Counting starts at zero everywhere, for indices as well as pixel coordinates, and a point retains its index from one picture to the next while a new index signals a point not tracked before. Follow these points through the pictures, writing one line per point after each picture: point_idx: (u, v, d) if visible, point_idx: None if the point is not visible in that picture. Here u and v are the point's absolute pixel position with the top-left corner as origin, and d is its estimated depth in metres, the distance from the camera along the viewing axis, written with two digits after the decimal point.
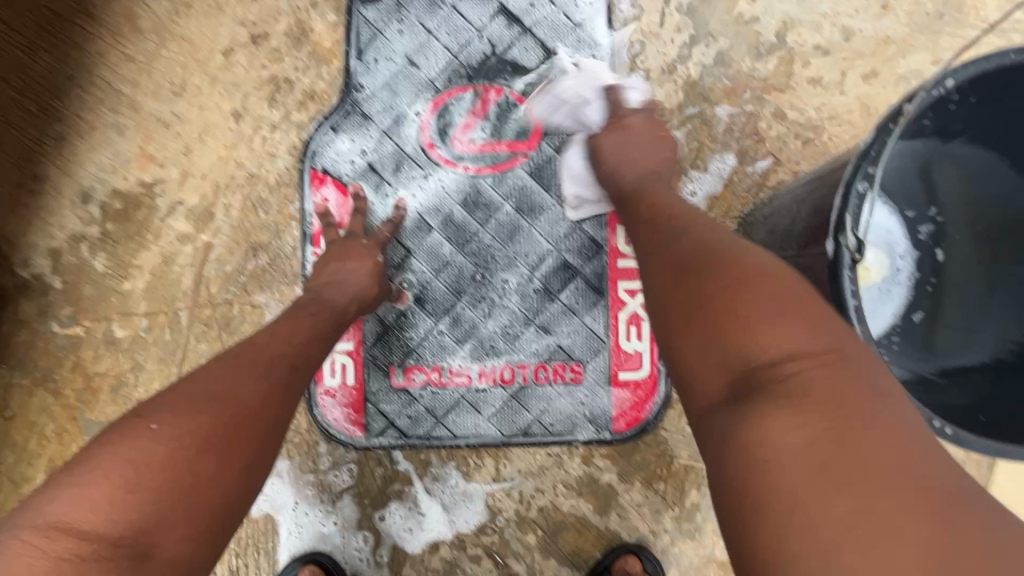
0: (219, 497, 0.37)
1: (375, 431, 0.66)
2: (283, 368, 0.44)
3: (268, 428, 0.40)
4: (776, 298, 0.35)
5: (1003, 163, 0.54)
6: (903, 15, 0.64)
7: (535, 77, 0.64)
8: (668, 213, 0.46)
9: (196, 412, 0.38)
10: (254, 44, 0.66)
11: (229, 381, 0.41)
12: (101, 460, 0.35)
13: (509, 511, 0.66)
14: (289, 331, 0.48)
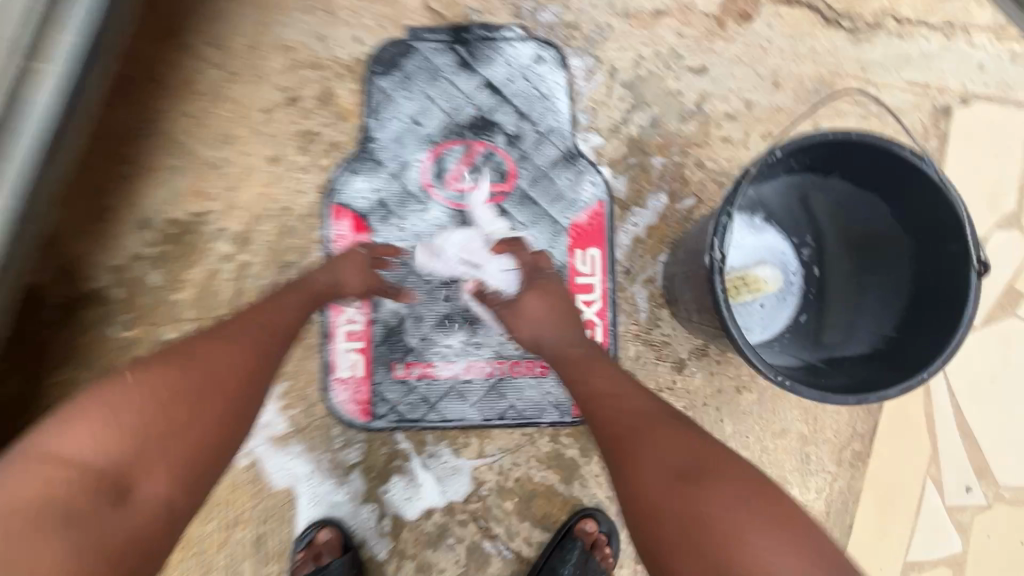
0: (200, 450, 0.48)
1: (380, 416, 0.80)
2: (260, 350, 0.56)
3: (247, 395, 0.52)
4: (745, 514, 0.44)
5: (860, 196, 0.72)
6: (790, 91, 0.84)
7: (512, 134, 0.83)
8: (626, 416, 0.56)
9: (168, 376, 0.49)
10: (290, 105, 0.83)
11: (216, 358, 0.52)
12: (98, 408, 0.45)
13: (490, 482, 0.80)
14: (259, 318, 0.60)
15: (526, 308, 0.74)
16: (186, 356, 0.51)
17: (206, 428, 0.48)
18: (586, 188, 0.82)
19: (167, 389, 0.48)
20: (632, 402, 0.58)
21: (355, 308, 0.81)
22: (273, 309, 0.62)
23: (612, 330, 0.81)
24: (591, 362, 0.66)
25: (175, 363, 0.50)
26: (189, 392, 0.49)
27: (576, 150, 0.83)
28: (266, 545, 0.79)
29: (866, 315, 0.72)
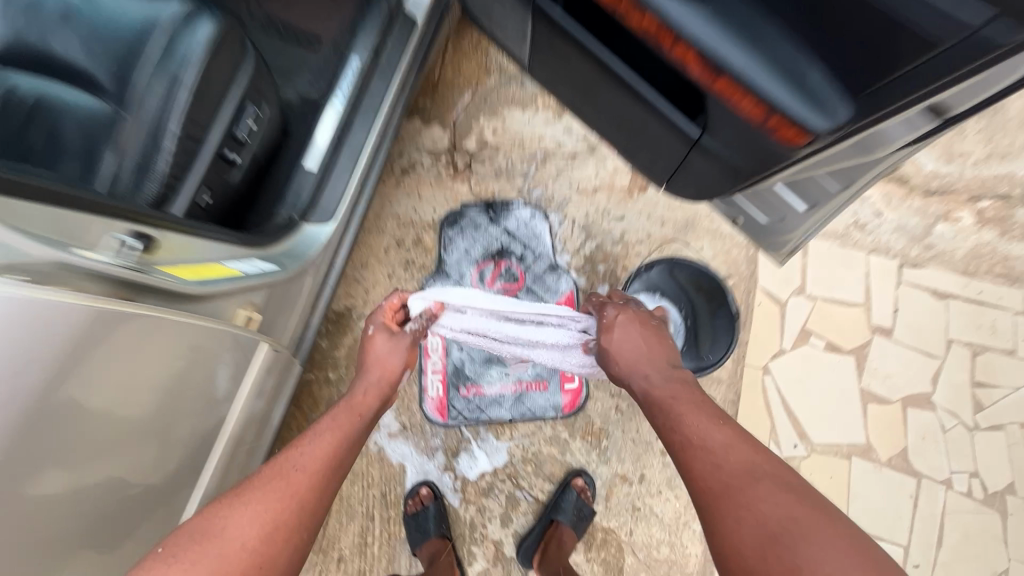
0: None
1: (453, 416, 1.39)
2: (292, 490, 0.76)
3: (271, 548, 0.71)
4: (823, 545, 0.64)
5: (691, 268, 1.37)
6: (672, 225, 1.52)
7: (520, 256, 1.50)
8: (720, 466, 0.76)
9: (195, 543, 0.68)
10: (398, 245, 1.51)
11: (246, 517, 0.71)
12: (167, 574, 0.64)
13: (518, 454, 1.38)
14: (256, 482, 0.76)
15: (624, 338, 0.98)
16: (221, 526, 0.70)
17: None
18: (563, 283, 1.49)
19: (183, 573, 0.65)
20: (727, 464, 0.76)
21: (436, 356, 1.40)
22: (293, 457, 0.80)
23: None
24: (677, 413, 0.86)
25: (199, 534, 0.69)
26: (213, 565, 0.66)
27: (556, 263, 1.50)
28: (389, 497, 1.35)
29: (721, 330, 1.32)
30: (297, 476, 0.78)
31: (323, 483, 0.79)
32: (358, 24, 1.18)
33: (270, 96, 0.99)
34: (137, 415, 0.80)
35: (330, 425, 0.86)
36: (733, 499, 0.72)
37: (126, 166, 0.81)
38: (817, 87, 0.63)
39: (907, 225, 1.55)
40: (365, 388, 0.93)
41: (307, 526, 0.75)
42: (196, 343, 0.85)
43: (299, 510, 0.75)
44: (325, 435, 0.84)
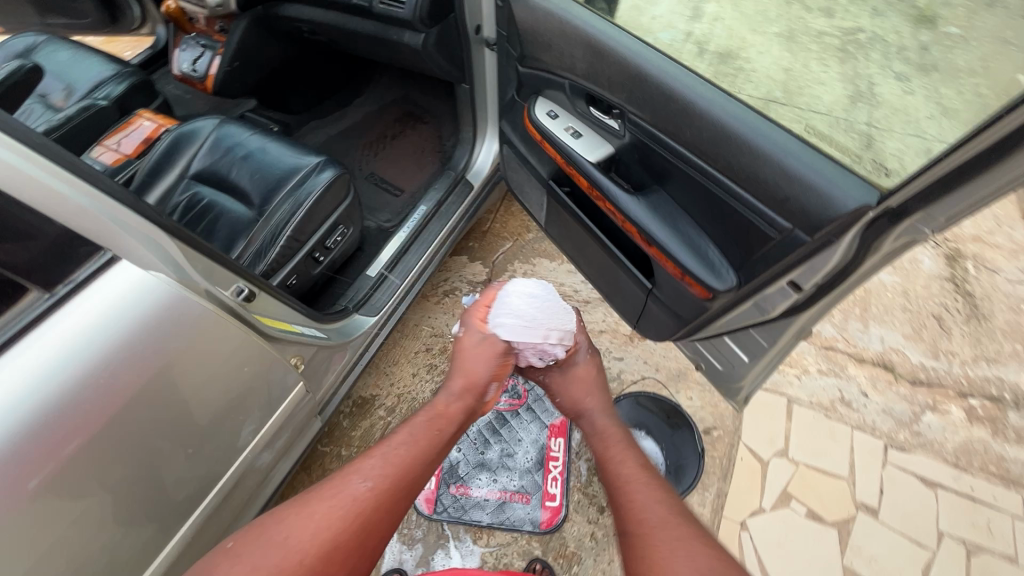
0: None
1: (438, 511, 1.51)
2: (351, 512, 0.73)
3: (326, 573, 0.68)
4: None
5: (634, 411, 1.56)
6: (665, 373, 1.69)
7: (527, 375, 1.72)
8: (645, 511, 0.79)
9: (260, 552, 0.69)
10: (426, 350, 1.78)
11: (309, 522, 0.71)
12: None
13: (490, 562, 1.45)
14: (332, 488, 0.75)
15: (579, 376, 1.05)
16: (286, 533, 0.71)
17: None
18: None
19: (250, 571, 0.67)
20: (654, 507, 0.79)
21: None
22: (361, 466, 0.78)
23: (567, 481, 1.54)
24: (623, 449, 0.91)
25: (267, 536, 0.71)
26: (274, 574, 0.67)
27: None
28: None
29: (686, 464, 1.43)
30: (363, 495, 0.75)
31: (389, 507, 0.75)
32: (432, 183, 1.63)
33: (356, 222, 1.38)
34: (200, 420, 0.89)
35: (404, 441, 0.83)
36: (666, 535, 0.75)
37: (249, 250, 1.17)
38: (715, 260, 0.90)
39: (895, 409, 1.64)
40: (449, 399, 0.93)
41: (362, 553, 0.72)
42: (256, 386, 0.98)
43: (358, 531, 0.72)
44: (399, 454, 0.81)
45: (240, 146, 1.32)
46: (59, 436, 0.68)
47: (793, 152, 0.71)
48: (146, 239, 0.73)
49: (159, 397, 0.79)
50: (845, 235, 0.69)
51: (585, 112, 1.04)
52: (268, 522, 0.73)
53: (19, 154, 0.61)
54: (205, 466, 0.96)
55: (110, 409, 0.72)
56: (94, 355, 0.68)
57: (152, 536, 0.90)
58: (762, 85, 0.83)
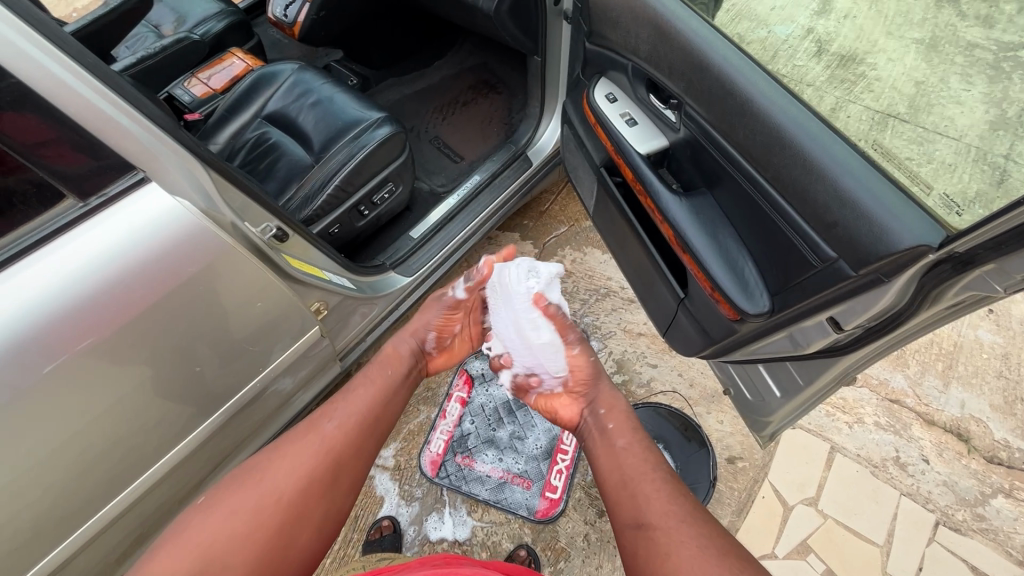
0: (282, 523, 0.80)
1: (440, 475, 1.54)
2: (323, 445, 0.90)
3: (306, 497, 0.84)
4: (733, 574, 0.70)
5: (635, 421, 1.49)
6: (698, 391, 1.60)
7: None
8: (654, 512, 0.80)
9: (238, 497, 0.82)
10: None
11: (284, 461, 0.87)
12: (213, 517, 0.79)
13: (479, 536, 1.47)
14: (313, 426, 0.93)
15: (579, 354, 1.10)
16: (264, 471, 0.86)
17: (277, 522, 0.80)
18: None
19: (232, 507, 0.80)
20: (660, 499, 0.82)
21: (450, 420, 1.62)
22: (327, 413, 0.96)
23: (571, 477, 1.51)
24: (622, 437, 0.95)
25: (244, 481, 0.85)
26: (254, 508, 0.80)
27: None
28: (359, 521, 1.50)
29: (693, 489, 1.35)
30: (332, 433, 0.92)
31: (356, 443, 0.92)
32: (492, 155, 1.62)
33: (407, 181, 1.40)
34: (237, 334, 0.99)
35: (363, 382, 1.03)
36: (682, 532, 0.76)
37: (299, 194, 1.22)
38: (750, 279, 0.81)
39: (959, 484, 1.44)
40: (399, 344, 1.12)
41: (339, 488, 0.87)
42: (279, 319, 1.04)
43: (332, 463, 0.88)
44: (358, 402, 0.98)
45: (310, 93, 1.36)
46: (78, 333, 0.75)
47: (854, 173, 0.61)
48: (183, 168, 0.78)
49: (174, 314, 0.85)
50: (898, 276, 0.59)
51: (644, 99, 0.97)
52: (250, 468, 0.88)
53: (73, 73, 0.65)
54: (236, 377, 1.06)
55: (126, 317, 0.79)
56: (116, 265, 0.74)
57: (182, 428, 1.03)
58: (885, 96, 0.78)
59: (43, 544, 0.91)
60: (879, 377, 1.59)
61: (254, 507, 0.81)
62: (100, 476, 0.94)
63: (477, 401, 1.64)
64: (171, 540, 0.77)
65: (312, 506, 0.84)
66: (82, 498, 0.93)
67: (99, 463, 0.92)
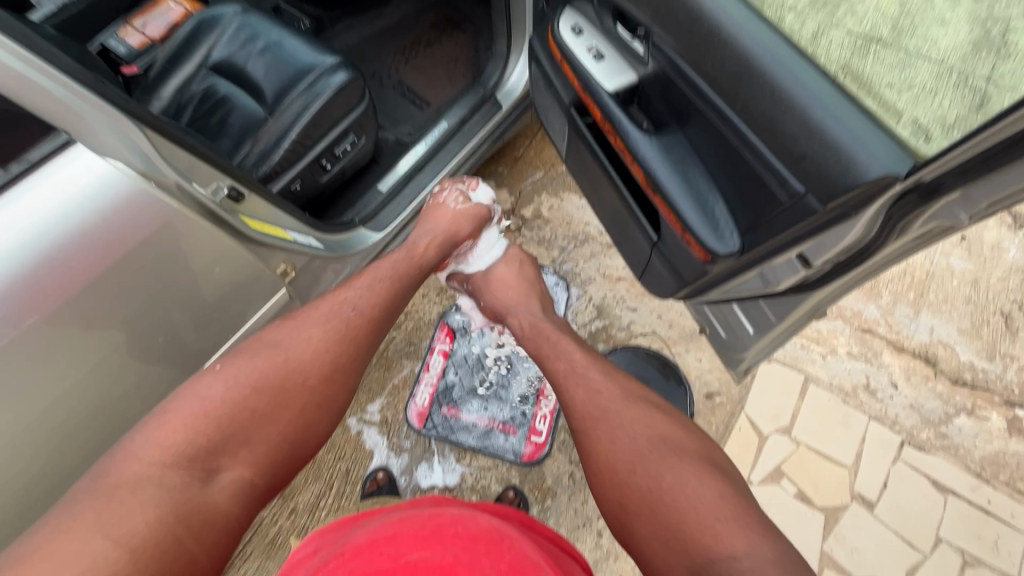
0: (299, 404, 0.87)
1: (428, 427, 1.57)
2: (342, 331, 0.95)
3: (324, 384, 0.90)
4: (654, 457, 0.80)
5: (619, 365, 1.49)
6: (677, 332, 1.62)
7: None
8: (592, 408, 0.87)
9: (259, 371, 0.87)
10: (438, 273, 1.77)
11: (309, 343, 0.92)
12: (225, 386, 0.83)
13: (468, 481, 1.52)
14: (336, 308, 0.98)
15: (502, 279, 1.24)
16: (285, 346, 0.91)
17: (294, 402, 0.87)
18: None
19: (252, 376, 0.86)
20: (601, 394, 0.88)
21: (434, 372, 1.63)
22: (344, 299, 1.00)
23: (556, 421, 1.55)
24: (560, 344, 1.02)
25: (266, 354, 0.89)
26: (280, 379, 0.87)
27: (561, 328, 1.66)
28: (352, 474, 1.54)
29: None
30: (352, 321, 0.97)
31: (370, 334, 0.98)
32: (460, 98, 1.54)
33: (369, 131, 1.33)
34: (208, 296, 0.97)
35: (386, 275, 1.08)
36: (608, 424, 0.84)
37: (254, 149, 1.16)
38: (720, 219, 0.79)
39: (924, 406, 1.50)
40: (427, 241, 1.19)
41: (353, 375, 0.93)
42: (241, 283, 1.01)
43: (351, 352, 0.94)
44: (372, 293, 1.03)
45: (257, 38, 1.26)
46: (23, 311, 0.71)
47: (823, 100, 0.58)
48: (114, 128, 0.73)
49: (127, 284, 0.81)
50: (864, 210, 0.58)
51: (610, 30, 0.91)
52: (266, 343, 0.91)
53: None
54: (212, 339, 1.05)
55: (73, 292, 0.74)
56: (50, 234, 0.69)
57: (157, 397, 1.01)
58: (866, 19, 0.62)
59: (29, 518, 0.91)
60: (853, 308, 1.61)
61: (280, 385, 0.86)
62: (77, 449, 0.93)
63: (460, 353, 1.65)
64: (182, 399, 0.81)
65: (332, 391, 0.90)
66: (62, 471, 0.92)
67: (75, 437, 0.91)
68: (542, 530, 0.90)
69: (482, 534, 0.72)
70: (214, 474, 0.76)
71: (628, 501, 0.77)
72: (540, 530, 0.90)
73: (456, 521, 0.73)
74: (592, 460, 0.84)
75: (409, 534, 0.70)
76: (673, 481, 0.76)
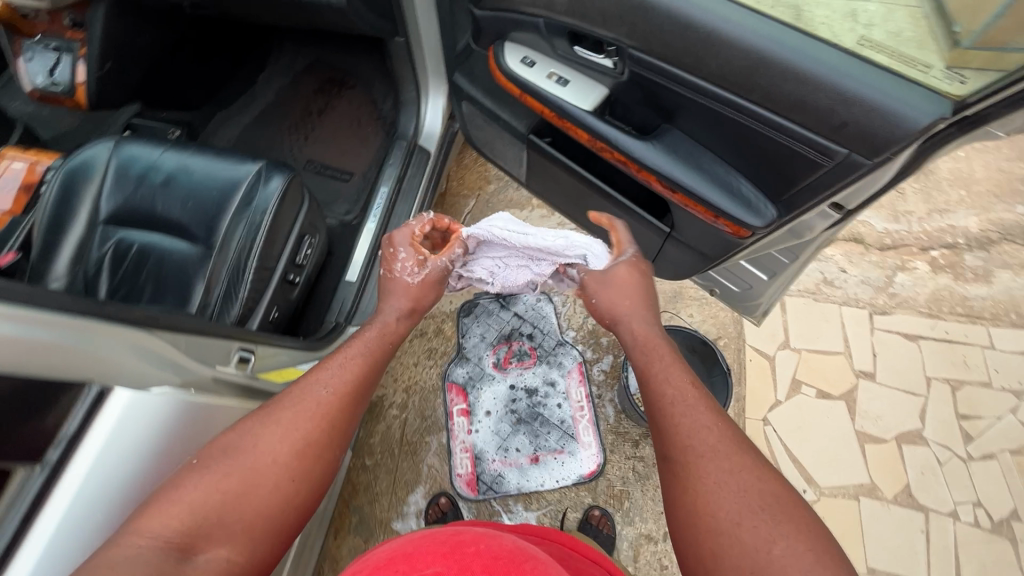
0: (282, 484, 0.72)
1: (483, 491, 1.50)
2: (317, 413, 0.78)
3: (301, 464, 0.74)
4: (753, 512, 0.67)
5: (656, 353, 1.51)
6: (662, 299, 1.70)
7: (529, 333, 1.67)
8: (686, 436, 0.75)
9: (234, 459, 0.71)
10: (420, 336, 1.68)
11: (280, 430, 0.75)
12: (200, 482, 0.67)
13: (546, 523, 1.48)
14: (309, 390, 0.80)
15: (619, 282, 0.95)
16: (254, 439, 0.73)
17: (274, 489, 0.71)
18: (570, 356, 1.64)
19: (224, 470, 0.69)
20: (690, 420, 0.76)
21: (462, 436, 1.55)
22: (313, 379, 0.82)
23: (598, 426, 1.57)
24: (670, 364, 0.85)
25: (233, 440, 0.72)
26: (250, 474, 0.70)
27: (563, 338, 1.67)
28: None
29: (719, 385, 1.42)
30: (325, 402, 0.79)
31: (351, 411, 0.81)
32: (384, 157, 1.45)
33: (320, 225, 1.21)
34: None
35: (359, 351, 0.88)
36: (716, 468, 0.71)
37: (214, 294, 1.00)
38: (749, 195, 0.85)
39: (871, 277, 1.74)
40: (397, 318, 0.95)
41: (337, 448, 0.78)
42: None
43: (330, 431, 0.78)
44: (347, 369, 0.84)
45: (154, 170, 1.08)
46: None
47: (849, 72, 0.65)
48: (129, 345, 0.67)
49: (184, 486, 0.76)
50: (903, 152, 0.65)
51: (568, 54, 0.91)
52: (234, 431, 0.74)
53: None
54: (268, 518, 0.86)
55: None
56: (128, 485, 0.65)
57: None
58: None
59: None
60: None
61: (254, 470, 0.71)
62: None
63: (479, 404, 1.59)
64: (159, 494, 0.66)
65: (311, 473, 0.75)
66: None
67: None
68: (585, 551, 0.82)
69: (505, 554, 0.54)
70: (191, 554, 0.62)
71: (722, 557, 0.65)
72: (584, 553, 0.81)
73: (480, 537, 0.56)
74: (686, 496, 0.71)
75: (425, 552, 0.53)
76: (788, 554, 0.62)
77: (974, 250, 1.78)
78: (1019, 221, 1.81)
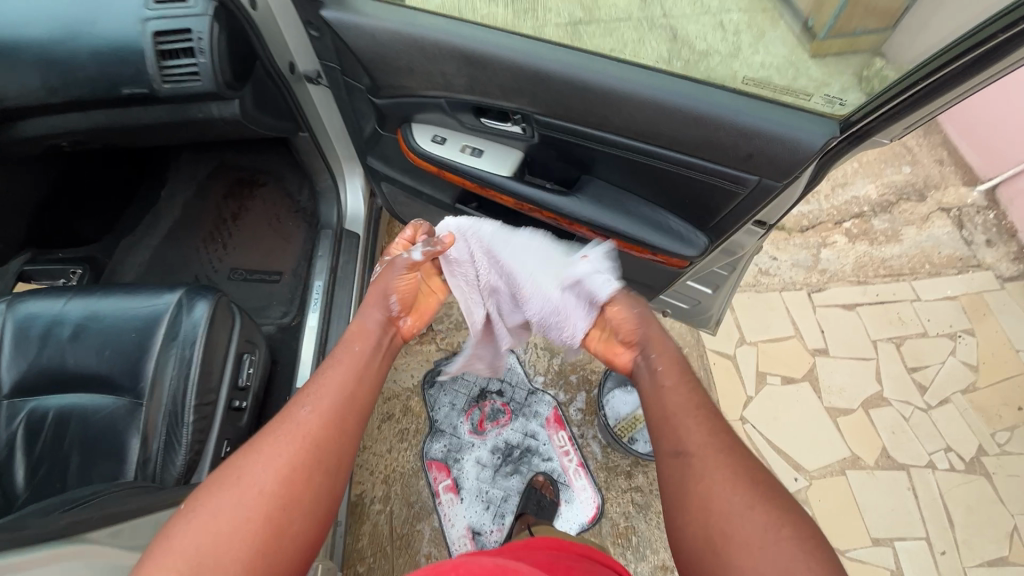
0: (276, 515, 0.61)
1: None
2: (302, 436, 0.67)
3: (293, 491, 0.63)
4: (760, 502, 0.62)
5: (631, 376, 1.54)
6: None
7: (499, 390, 1.63)
8: (691, 432, 0.70)
9: (222, 498, 0.61)
10: (388, 420, 1.61)
11: (269, 459, 0.65)
12: (193, 530, 0.58)
13: None
14: (292, 412, 0.70)
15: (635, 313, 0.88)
16: (241, 474, 0.63)
17: (270, 517, 0.61)
18: (545, 403, 1.62)
19: (218, 510, 0.60)
20: (695, 419, 0.72)
21: (454, 514, 1.48)
22: (297, 404, 0.72)
23: (588, 467, 1.54)
24: (683, 374, 0.79)
25: (223, 480, 0.63)
26: (240, 509, 0.60)
27: (533, 386, 1.64)
28: None
29: None
30: (310, 420, 0.69)
31: (341, 428, 0.71)
32: (313, 250, 1.40)
33: (258, 337, 1.14)
34: None
35: (340, 364, 0.78)
36: (723, 460, 0.66)
37: (153, 446, 0.92)
38: (678, 229, 0.88)
39: (800, 259, 1.85)
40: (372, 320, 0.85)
41: (331, 471, 0.67)
42: None
43: (320, 452, 0.67)
44: (329, 387, 0.74)
45: (59, 324, 0.99)
46: None
47: (745, 110, 0.69)
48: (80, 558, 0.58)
49: None
50: (806, 170, 0.70)
51: (478, 125, 0.91)
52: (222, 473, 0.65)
53: None
54: None
55: None
56: None
57: None
58: None
59: None
60: None
61: (244, 504, 0.61)
62: None
63: (465, 475, 1.52)
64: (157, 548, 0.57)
65: (304, 500, 0.64)
66: None
67: None
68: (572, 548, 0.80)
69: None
70: None
71: (726, 545, 0.60)
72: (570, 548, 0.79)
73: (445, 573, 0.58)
74: (689, 490, 0.66)
75: None
76: (794, 535, 0.58)
77: (880, 215, 1.92)
78: (909, 180, 1.98)
